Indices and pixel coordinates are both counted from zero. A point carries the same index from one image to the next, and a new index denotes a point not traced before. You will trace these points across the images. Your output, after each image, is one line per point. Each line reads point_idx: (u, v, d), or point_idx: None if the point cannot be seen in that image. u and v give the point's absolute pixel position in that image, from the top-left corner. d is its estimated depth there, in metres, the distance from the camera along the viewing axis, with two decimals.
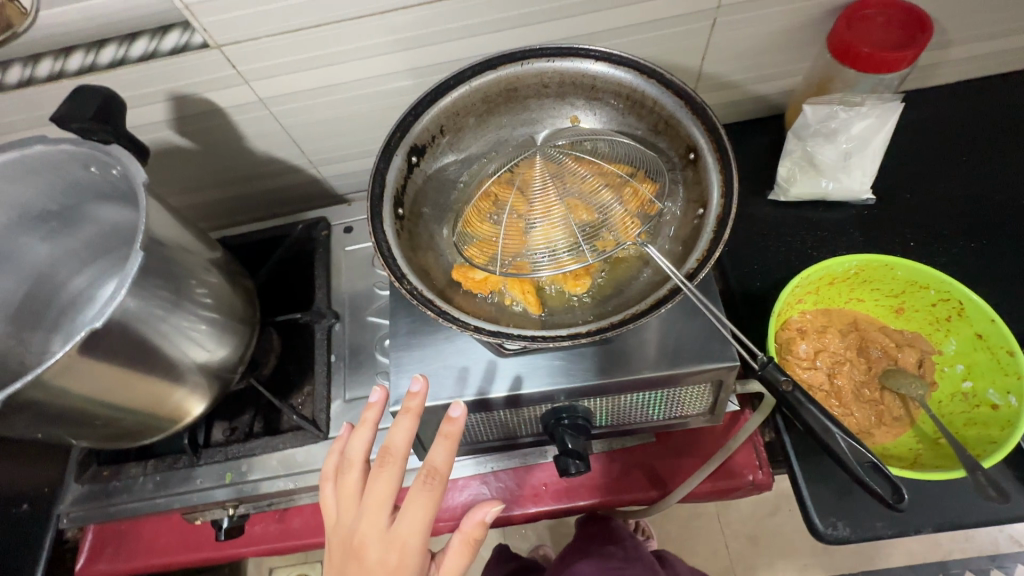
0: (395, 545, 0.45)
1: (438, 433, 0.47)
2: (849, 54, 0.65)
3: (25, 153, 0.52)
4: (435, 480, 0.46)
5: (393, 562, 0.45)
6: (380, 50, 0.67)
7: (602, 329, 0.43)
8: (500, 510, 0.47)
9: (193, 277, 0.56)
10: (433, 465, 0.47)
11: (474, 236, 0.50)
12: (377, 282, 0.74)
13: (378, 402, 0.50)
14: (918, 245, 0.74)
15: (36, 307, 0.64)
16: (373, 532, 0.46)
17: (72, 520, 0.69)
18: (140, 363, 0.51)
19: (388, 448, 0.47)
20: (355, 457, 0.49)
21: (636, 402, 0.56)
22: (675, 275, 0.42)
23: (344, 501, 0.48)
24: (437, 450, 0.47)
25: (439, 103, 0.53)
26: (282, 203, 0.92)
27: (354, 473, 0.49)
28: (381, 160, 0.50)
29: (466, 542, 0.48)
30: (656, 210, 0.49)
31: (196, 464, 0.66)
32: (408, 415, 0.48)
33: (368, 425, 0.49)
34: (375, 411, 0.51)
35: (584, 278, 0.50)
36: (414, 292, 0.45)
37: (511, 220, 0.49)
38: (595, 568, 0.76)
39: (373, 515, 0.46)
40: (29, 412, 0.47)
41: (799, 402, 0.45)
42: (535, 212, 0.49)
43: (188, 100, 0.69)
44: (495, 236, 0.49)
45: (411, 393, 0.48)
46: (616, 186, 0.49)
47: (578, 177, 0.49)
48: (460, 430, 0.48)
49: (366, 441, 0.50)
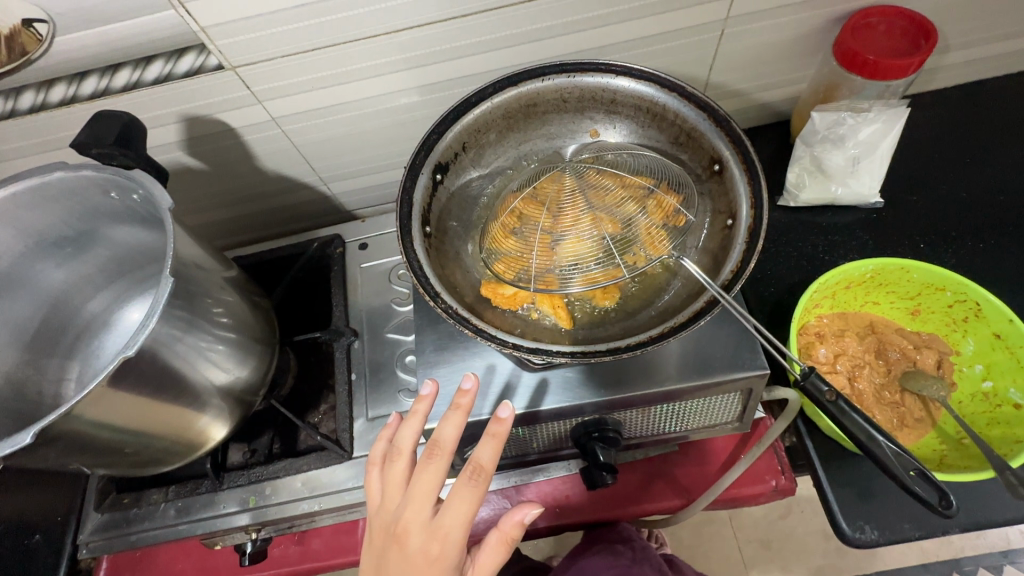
0: (437, 536, 0.45)
1: (486, 431, 0.47)
2: (856, 62, 0.66)
3: (46, 180, 0.52)
4: (480, 478, 0.46)
5: (433, 553, 0.44)
6: (393, 68, 0.67)
7: (639, 343, 0.44)
8: (540, 513, 0.46)
9: (211, 299, 0.55)
10: (479, 462, 0.46)
11: (502, 252, 0.50)
12: (394, 299, 0.73)
13: (429, 396, 0.49)
14: (928, 247, 0.75)
15: (52, 333, 0.63)
16: (417, 521, 0.45)
17: (90, 551, 0.67)
18: (166, 388, 0.51)
19: (437, 441, 0.47)
20: (403, 446, 0.49)
21: (664, 412, 0.56)
22: (713, 286, 0.43)
23: (389, 489, 0.48)
24: (484, 448, 0.46)
25: (462, 120, 0.53)
26: (289, 220, 0.91)
27: (401, 462, 0.48)
28: (408, 178, 0.50)
29: (503, 540, 0.47)
30: (683, 222, 0.49)
31: (218, 489, 0.66)
32: (458, 411, 0.47)
33: (418, 415, 0.49)
34: (425, 402, 0.50)
35: (613, 291, 0.51)
36: (449, 311, 0.45)
37: (539, 236, 0.49)
38: (605, 567, 0.72)
39: (418, 503, 0.46)
40: (57, 443, 0.46)
41: (842, 410, 0.45)
42: (564, 226, 0.49)
43: (201, 121, 0.69)
44: (523, 251, 0.49)
45: (462, 389, 0.48)
46: (639, 198, 0.49)
47: (602, 189, 0.50)
48: (508, 430, 0.47)
49: (415, 431, 0.49)
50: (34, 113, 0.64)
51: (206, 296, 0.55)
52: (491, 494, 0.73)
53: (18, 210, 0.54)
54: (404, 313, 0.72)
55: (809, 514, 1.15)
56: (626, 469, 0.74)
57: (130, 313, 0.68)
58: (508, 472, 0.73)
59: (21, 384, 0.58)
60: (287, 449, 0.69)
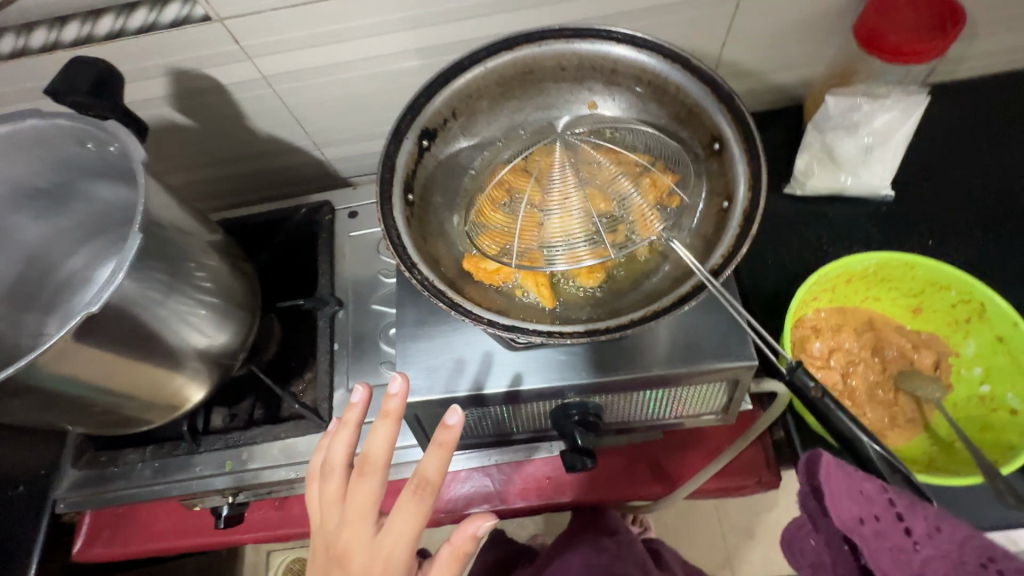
0: (380, 555, 0.45)
1: (431, 440, 0.46)
2: (876, 43, 0.63)
3: (18, 127, 0.50)
4: (426, 490, 0.46)
5: (376, 573, 0.44)
6: (387, 27, 0.64)
7: (620, 326, 0.42)
8: (494, 524, 0.46)
9: (192, 259, 0.54)
10: (425, 474, 0.46)
11: (488, 226, 0.49)
12: (382, 270, 0.72)
13: (361, 402, 0.49)
14: (936, 244, 0.72)
15: (28, 288, 0.61)
16: (358, 542, 0.46)
17: (69, 505, 0.68)
18: (139, 348, 0.50)
19: (367, 456, 0.46)
20: (337, 462, 0.48)
21: (645, 400, 0.55)
22: (699, 270, 0.41)
23: (325, 508, 0.48)
24: (430, 460, 0.46)
25: (452, 84, 0.50)
26: (283, 184, 0.89)
27: (336, 477, 0.48)
28: (391, 143, 0.48)
29: (455, 555, 0.47)
30: (677, 202, 0.48)
31: (196, 452, 0.65)
32: (388, 419, 0.46)
33: (349, 427, 0.49)
34: (357, 411, 0.49)
35: (598, 271, 0.49)
36: (426, 283, 0.43)
37: (526, 210, 0.47)
38: (585, 564, 0.72)
39: (356, 523, 0.46)
40: (25, 397, 0.45)
41: (829, 409, 0.43)
42: (551, 201, 0.47)
43: (188, 75, 0.67)
44: (510, 227, 0.48)
45: (391, 394, 0.47)
46: (634, 175, 0.48)
47: (595, 165, 0.48)
48: (455, 439, 0.46)
49: (348, 443, 0.49)
50: (14, 58, 0.61)
51: (185, 256, 0.53)
52: (472, 471, 0.73)
53: None
54: (391, 285, 0.71)
55: (795, 509, 1.14)
56: (608, 454, 0.73)
57: (106, 272, 0.64)
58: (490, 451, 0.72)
59: None
60: (267, 415, 0.69)
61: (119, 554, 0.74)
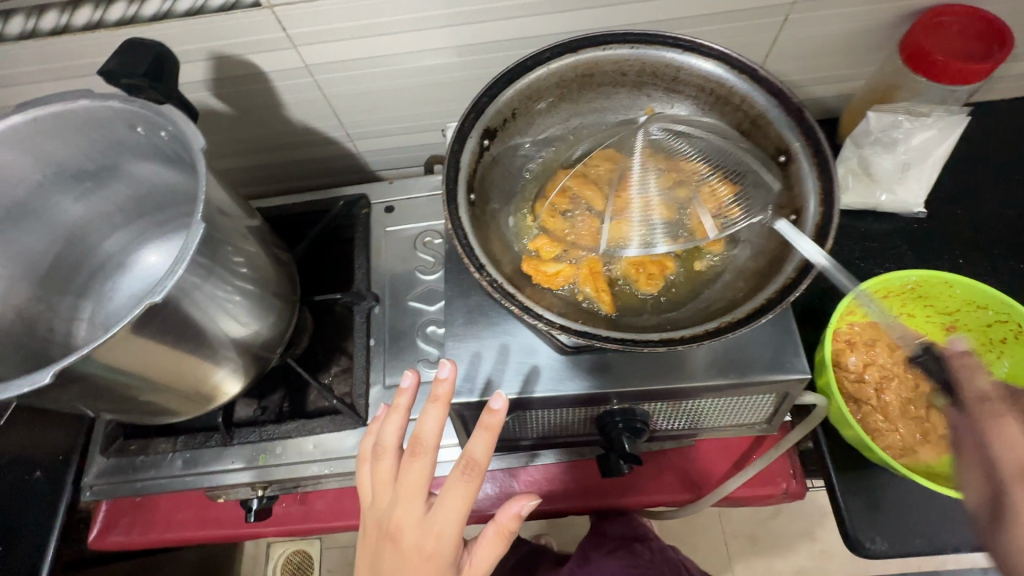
0: (431, 533, 0.45)
1: (479, 424, 0.46)
2: (922, 61, 0.63)
3: (69, 108, 0.49)
4: (474, 472, 0.46)
5: (427, 550, 0.45)
6: (436, 22, 0.63)
7: (695, 337, 0.41)
8: (537, 504, 0.47)
9: (230, 243, 0.52)
10: (472, 456, 0.46)
11: (547, 229, 0.50)
12: (419, 266, 0.71)
13: (410, 388, 0.50)
14: (966, 262, 0.73)
15: (64, 271, 0.61)
16: (410, 519, 0.46)
17: (94, 493, 0.67)
18: (186, 338, 0.49)
19: (418, 438, 0.47)
20: (389, 444, 0.49)
21: (693, 408, 0.55)
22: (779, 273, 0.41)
23: (378, 487, 0.48)
24: (477, 441, 0.46)
25: (515, 84, 0.50)
26: (311, 174, 0.88)
27: (388, 459, 0.48)
28: (455, 141, 0.47)
29: (500, 534, 0.47)
30: (734, 213, 0.48)
31: (229, 444, 0.64)
32: (438, 402, 0.47)
33: (400, 411, 0.49)
34: (407, 396, 0.50)
35: (656, 278, 0.48)
36: (494, 284, 0.43)
37: (584, 217, 0.50)
38: (624, 566, 0.73)
39: (408, 501, 0.46)
40: (75, 384, 0.44)
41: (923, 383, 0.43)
42: (609, 208, 0.49)
43: (231, 61, 0.65)
44: (570, 231, 0.50)
45: (440, 379, 0.47)
46: (692, 183, 0.49)
47: (654, 171, 0.49)
48: (500, 422, 0.46)
49: (399, 426, 0.49)
50: (56, 35, 0.60)
51: (229, 244, 0.52)
52: (498, 471, 0.73)
53: (39, 137, 0.51)
54: (428, 282, 0.70)
55: (799, 517, 1.16)
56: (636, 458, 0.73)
57: (147, 257, 0.66)
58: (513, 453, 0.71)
59: (32, 320, 0.56)
60: (297, 409, 0.68)
61: (137, 544, 0.73)
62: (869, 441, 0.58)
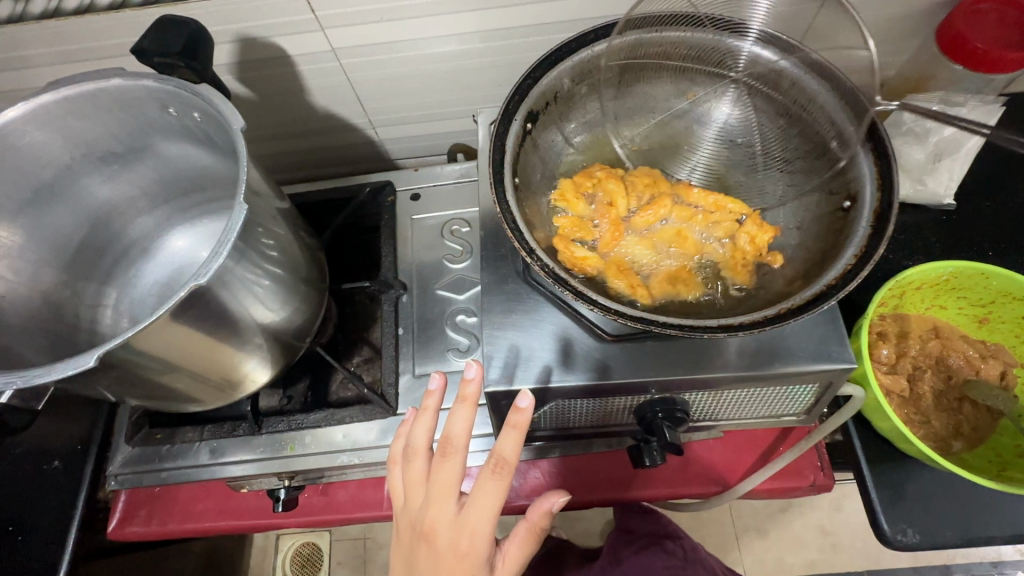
0: (465, 532, 0.44)
1: (506, 422, 0.46)
2: (962, 48, 0.62)
3: (102, 86, 0.47)
4: (504, 470, 0.45)
5: (462, 548, 0.44)
6: (467, 5, 0.62)
7: (755, 323, 0.40)
8: (567, 500, 0.47)
9: (261, 225, 0.50)
10: (502, 455, 0.45)
11: (567, 210, 0.50)
12: (446, 255, 0.70)
13: (437, 389, 0.48)
14: (998, 254, 0.72)
15: (90, 256, 0.60)
16: (443, 519, 0.45)
17: (118, 483, 0.66)
18: (221, 324, 0.48)
19: (448, 438, 0.46)
20: (419, 445, 0.48)
21: (733, 399, 0.55)
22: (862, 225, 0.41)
23: (409, 489, 0.47)
24: (506, 440, 0.45)
25: (561, 66, 0.49)
26: (330, 162, 0.87)
27: (419, 461, 0.47)
28: (500, 123, 0.47)
29: (531, 530, 0.47)
30: (777, 262, 0.47)
31: (257, 433, 0.63)
32: (466, 403, 0.46)
33: (428, 412, 0.48)
34: (435, 397, 0.48)
35: (688, 279, 0.46)
36: (546, 269, 0.43)
37: (609, 215, 0.50)
38: (657, 563, 0.75)
39: (441, 501, 0.45)
40: (111, 370, 0.43)
41: None
42: (637, 219, 0.49)
43: (255, 43, 0.64)
44: (589, 218, 0.50)
45: (467, 379, 0.46)
46: (728, 225, 0.48)
47: (693, 208, 0.49)
48: (529, 420, 0.46)
49: (428, 427, 0.48)
50: (79, 15, 0.58)
51: (260, 227, 0.50)
52: (524, 463, 0.72)
53: (69, 117, 0.49)
54: (456, 271, 0.69)
55: (811, 512, 1.16)
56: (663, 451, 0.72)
57: (173, 242, 0.65)
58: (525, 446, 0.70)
59: (59, 305, 0.55)
60: (323, 398, 0.67)
61: (157, 534, 0.72)
62: (906, 430, 0.58)
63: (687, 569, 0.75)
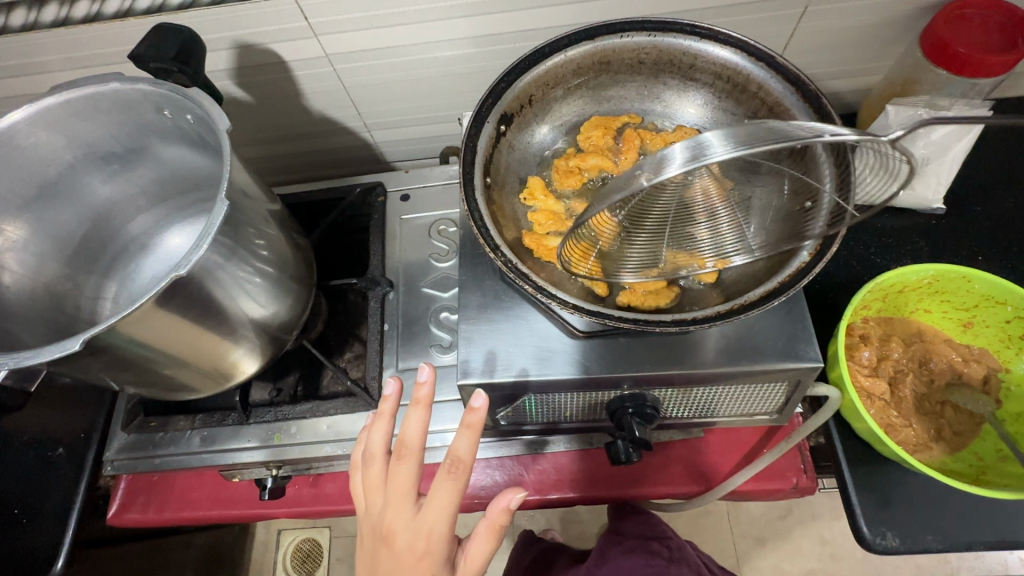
0: (423, 532, 0.45)
1: (460, 422, 0.47)
2: (945, 55, 0.61)
3: (101, 90, 0.50)
4: (459, 470, 0.46)
5: (420, 549, 0.45)
6: (455, 12, 0.64)
7: (705, 318, 0.43)
8: (526, 497, 0.46)
9: (252, 225, 0.52)
10: (457, 454, 0.46)
11: (538, 206, 0.54)
12: (433, 254, 0.72)
13: (393, 394, 0.50)
14: (987, 260, 0.71)
15: (91, 251, 0.63)
16: (401, 522, 0.46)
17: (115, 468, 0.69)
18: (208, 317, 0.50)
19: (404, 441, 0.47)
20: (376, 450, 0.49)
21: (705, 396, 0.55)
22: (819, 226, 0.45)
23: (369, 493, 0.48)
24: (460, 440, 0.47)
25: (532, 71, 0.52)
26: (327, 163, 0.90)
27: (377, 465, 0.49)
28: (473, 125, 0.50)
29: (492, 528, 0.47)
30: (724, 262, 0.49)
31: (245, 423, 0.66)
32: (419, 405, 0.48)
33: (385, 416, 0.49)
34: (390, 402, 0.50)
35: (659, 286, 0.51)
36: (510, 265, 0.46)
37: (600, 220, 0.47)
38: (641, 563, 0.76)
39: (398, 504, 0.46)
40: (102, 355, 0.46)
41: None
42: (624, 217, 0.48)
43: (252, 49, 0.66)
44: (560, 211, 0.54)
45: (421, 382, 0.48)
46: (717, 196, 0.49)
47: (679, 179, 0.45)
48: (482, 419, 0.47)
49: (385, 430, 0.49)
50: (87, 23, 0.61)
51: (251, 226, 0.52)
52: (506, 459, 0.73)
53: (70, 118, 0.52)
54: (442, 270, 0.71)
55: (808, 519, 1.15)
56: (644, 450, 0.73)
57: (170, 239, 0.68)
58: (506, 440, 0.72)
59: (60, 297, 0.58)
60: (310, 392, 0.70)
61: (153, 521, 0.74)
62: (881, 433, 0.58)
63: (670, 568, 0.76)
